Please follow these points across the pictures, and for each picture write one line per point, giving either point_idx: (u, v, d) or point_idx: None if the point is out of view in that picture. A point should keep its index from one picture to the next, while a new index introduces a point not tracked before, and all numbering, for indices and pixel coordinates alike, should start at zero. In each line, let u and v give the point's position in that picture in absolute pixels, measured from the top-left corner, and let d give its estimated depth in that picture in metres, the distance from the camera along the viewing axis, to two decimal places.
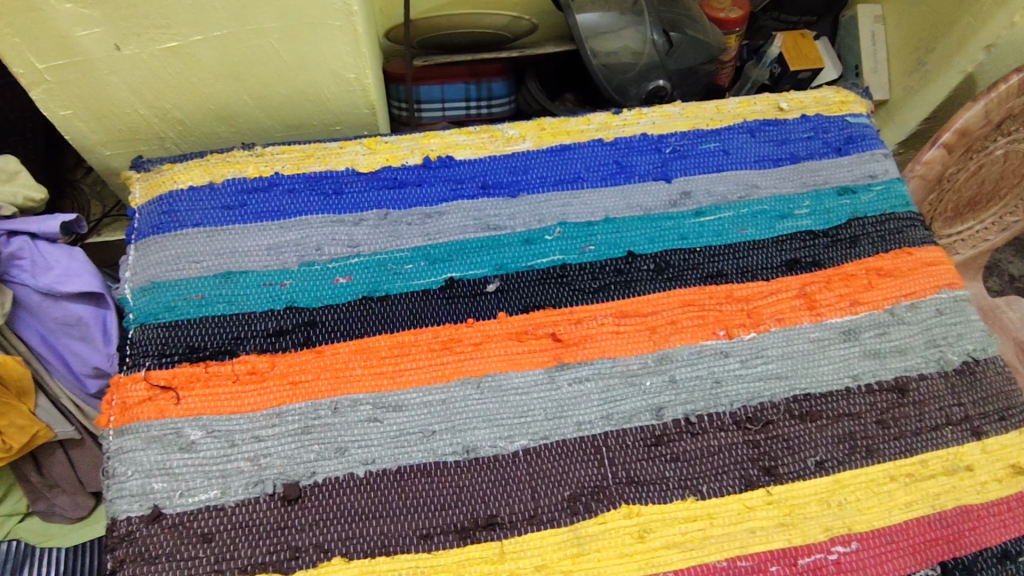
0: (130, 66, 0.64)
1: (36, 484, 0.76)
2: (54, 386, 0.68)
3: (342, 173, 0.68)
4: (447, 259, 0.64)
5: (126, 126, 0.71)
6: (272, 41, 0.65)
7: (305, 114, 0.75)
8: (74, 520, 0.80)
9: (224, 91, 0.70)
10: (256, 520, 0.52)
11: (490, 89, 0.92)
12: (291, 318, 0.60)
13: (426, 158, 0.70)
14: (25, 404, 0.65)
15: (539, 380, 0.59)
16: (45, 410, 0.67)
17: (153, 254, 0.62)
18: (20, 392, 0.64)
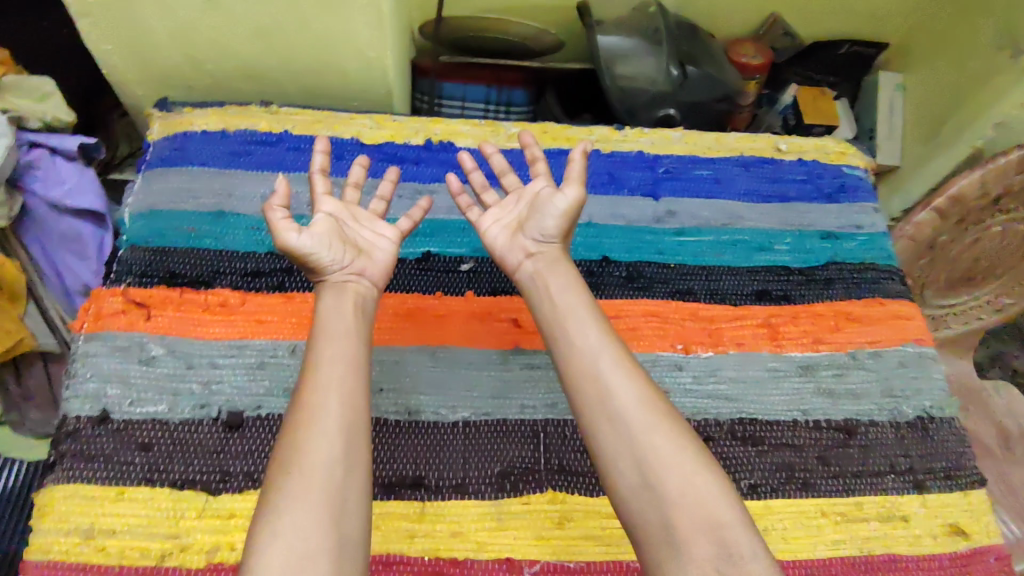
0: (170, 13, 0.69)
1: (13, 391, 0.81)
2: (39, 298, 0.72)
3: (347, 141, 0.72)
4: (428, 234, 0.67)
5: (160, 69, 0.76)
6: (303, 10, 0.69)
7: (326, 84, 0.80)
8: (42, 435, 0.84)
9: (253, 51, 0.74)
10: (193, 440, 0.54)
11: (510, 95, 0.96)
12: (270, 263, 0.63)
13: (428, 140, 0.73)
14: (14, 308, 0.68)
15: (492, 360, 0.60)
16: (33, 318, 0.71)
17: (157, 185, 0.66)
18: (12, 296, 0.68)
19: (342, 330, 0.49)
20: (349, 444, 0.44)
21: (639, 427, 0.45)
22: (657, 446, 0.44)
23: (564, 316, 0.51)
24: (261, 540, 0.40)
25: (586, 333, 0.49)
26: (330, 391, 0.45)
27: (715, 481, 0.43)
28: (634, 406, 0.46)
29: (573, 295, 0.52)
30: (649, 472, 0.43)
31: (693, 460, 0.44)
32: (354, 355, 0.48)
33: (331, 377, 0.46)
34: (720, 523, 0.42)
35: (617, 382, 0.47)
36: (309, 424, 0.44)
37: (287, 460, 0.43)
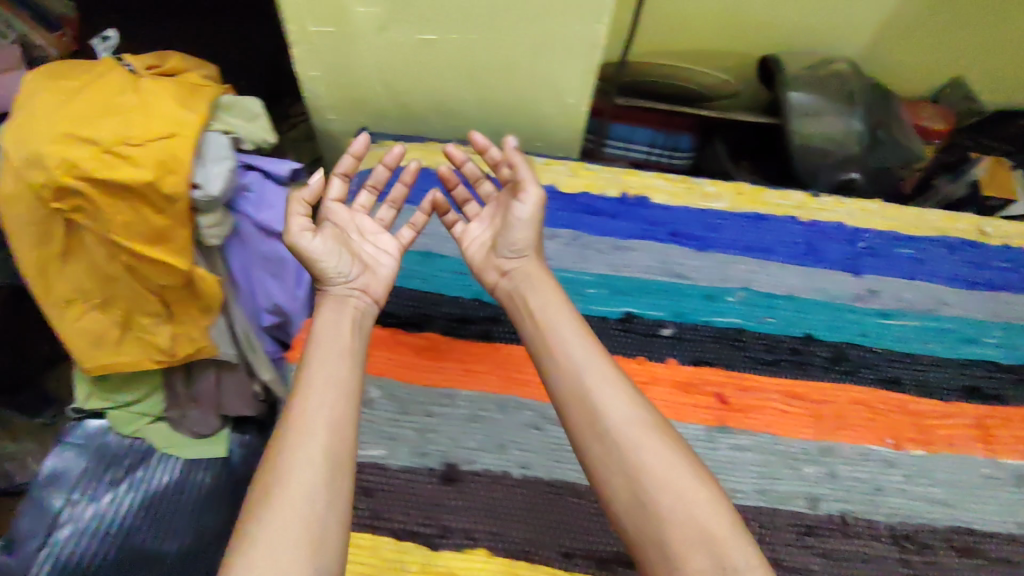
0: (385, 47, 0.70)
1: (180, 392, 0.85)
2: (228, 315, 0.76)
3: (544, 189, 0.71)
4: (629, 294, 0.65)
5: (357, 97, 0.77)
6: (516, 55, 0.69)
7: (515, 125, 0.78)
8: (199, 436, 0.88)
9: (453, 89, 0.74)
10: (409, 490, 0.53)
11: (676, 141, 0.94)
12: (476, 309, 0.63)
13: (624, 194, 0.72)
14: (206, 318, 0.75)
15: (699, 436, 0.58)
16: (218, 331, 0.76)
17: (367, 220, 0.69)
18: (205, 307, 0.74)
19: (337, 347, 0.51)
20: (329, 457, 0.45)
21: (630, 444, 0.44)
22: (651, 467, 0.43)
23: (558, 338, 0.51)
24: (243, 548, 0.40)
25: (573, 353, 0.50)
26: (319, 407, 0.47)
27: (705, 493, 0.42)
28: (622, 421, 0.45)
29: (568, 316, 0.52)
30: (638, 493, 0.43)
31: (689, 472, 0.43)
32: (343, 376, 0.49)
33: (321, 398, 0.47)
34: (713, 540, 0.40)
35: (606, 397, 0.47)
36: (298, 439, 0.45)
37: (274, 472, 0.44)
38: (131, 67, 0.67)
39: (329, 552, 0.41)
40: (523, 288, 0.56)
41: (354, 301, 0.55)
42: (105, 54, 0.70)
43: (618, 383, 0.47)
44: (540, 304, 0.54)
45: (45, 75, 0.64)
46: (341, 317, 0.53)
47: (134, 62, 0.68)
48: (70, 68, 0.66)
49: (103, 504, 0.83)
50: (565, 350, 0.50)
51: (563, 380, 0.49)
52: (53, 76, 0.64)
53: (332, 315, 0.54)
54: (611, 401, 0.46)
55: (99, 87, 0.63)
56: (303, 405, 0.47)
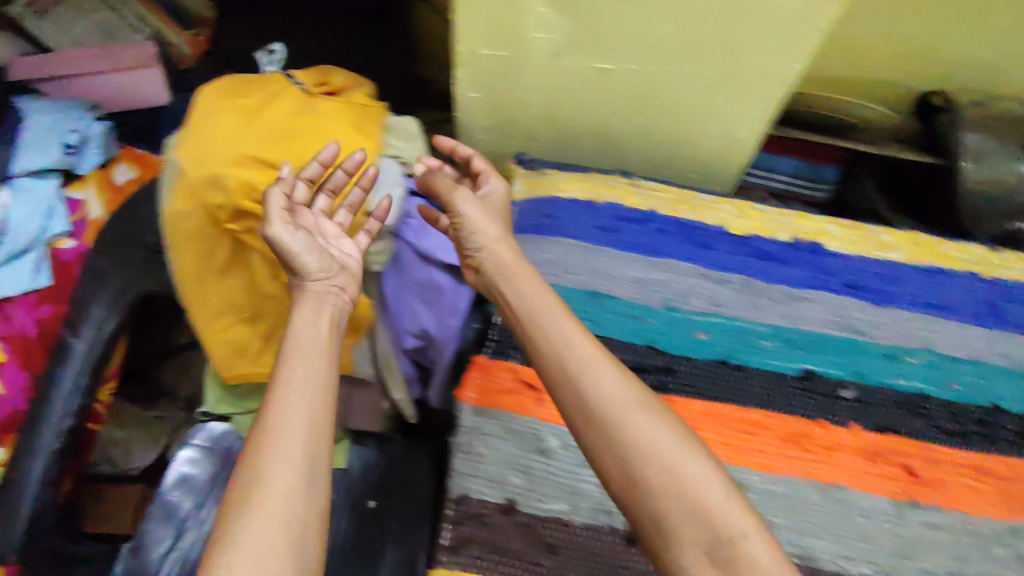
0: (557, 73, 0.67)
1: None
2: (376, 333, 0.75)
3: (712, 229, 0.68)
4: (806, 349, 0.62)
5: (512, 117, 0.75)
6: (695, 88, 0.66)
7: (674, 155, 0.75)
8: None
9: (617, 116, 0.71)
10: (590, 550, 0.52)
11: (821, 172, 0.90)
12: (650, 358, 0.60)
13: (796, 239, 0.68)
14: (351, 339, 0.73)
15: (886, 511, 0.56)
16: (361, 351, 0.75)
17: (528, 253, 0.66)
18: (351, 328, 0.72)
19: (314, 350, 0.51)
20: (313, 455, 0.46)
21: (617, 428, 0.46)
22: (642, 444, 0.46)
23: (541, 325, 0.53)
24: (227, 547, 0.41)
25: (559, 342, 0.51)
26: (294, 402, 0.47)
27: (699, 469, 0.44)
28: (608, 405, 0.48)
29: (543, 297, 0.55)
30: (632, 474, 0.45)
31: (678, 446, 0.46)
32: (315, 354, 0.51)
33: (296, 396, 0.48)
34: (708, 517, 0.43)
35: (595, 380, 0.49)
36: (280, 437, 0.46)
37: (253, 468, 0.44)
38: (301, 83, 0.66)
39: (312, 545, 0.43)
40: (500, 281, 0.58)
41: (332, 300, 0.56)
42: (269, 70, 0.67)
43: (605, 366, 0.49)
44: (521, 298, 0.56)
45: (217, 90, 0.63)
46: (317, 316, 0.54)
47: (301, 78, 0.67)
48: (241, 82, 0.64)
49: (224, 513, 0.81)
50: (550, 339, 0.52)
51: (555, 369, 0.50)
52: (227, 91, 0.63)
53: (309, 310, 0.54)
54: (601, 383, 0.48)
55: (277, 108, 0.63)
56: (281, 399, 0.47)
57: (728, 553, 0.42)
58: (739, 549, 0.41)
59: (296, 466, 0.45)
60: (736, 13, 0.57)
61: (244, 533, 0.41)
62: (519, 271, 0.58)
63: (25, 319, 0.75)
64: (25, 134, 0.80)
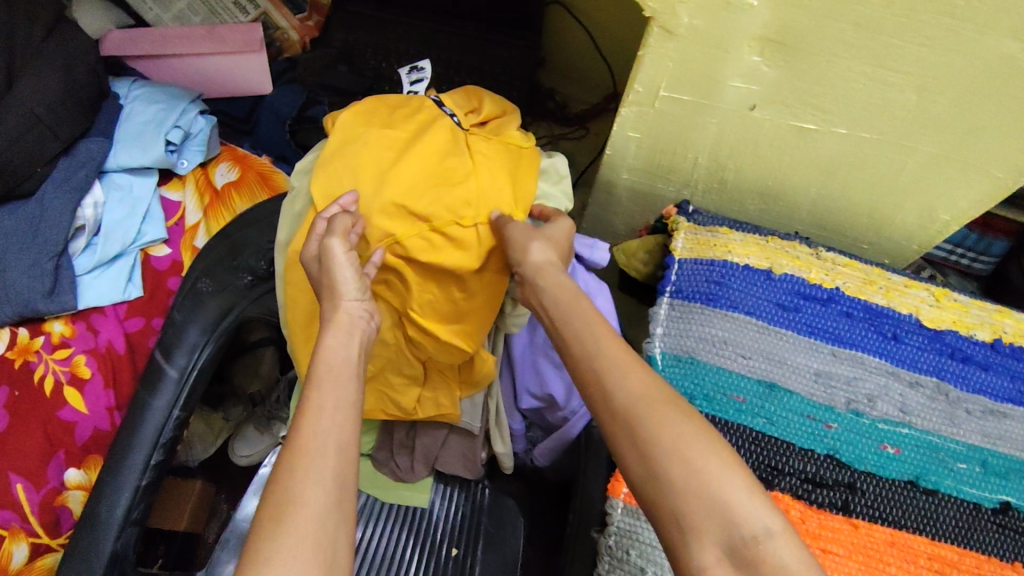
0: (742, 125, 0.60)
1: (397, 437, 0.78)
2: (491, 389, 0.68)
3: (904, 318, 0.60)
4: (1005, 476, 0.56)
5: (670, 164, 0.67)
6: (904, 160, 0.58)
7: (848, 223, 0.67)
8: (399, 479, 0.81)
9: (796, 177, 0.64)
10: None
11: (989, 245, 0.80)
12: (833, 471, 0.54)
13: (998, 339, 0.60)
14: (462, 392, 0.67)
15: None
16: (470, 404, 0.68)
17: (697, 326, 0.59)
18: (464, 381, 0.66)
19: (346, 370, 0.47)
20: (341, 477, 0.42)
21: (638, 425, 0.42)
22: (663, 438, 0.41)
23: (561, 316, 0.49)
24: (253, 570, 0.37)
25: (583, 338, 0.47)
26: (326, 422, 0.44)
27: (729, 472, 0.40)
28: (631, 403, 0.43)
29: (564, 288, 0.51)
30: (650, 470, 0.40)
31: (703, 445, 0.41)
32: (351, 360, 0.48)
33: (328, 416, 0.44)
34: (732, 520, 0.38)
35: (617, 377, 0.44)
36: (309, 459, 0.42)
37: (283, 490, 0.40)
38: (455, 116, 0.59)
39: (341, 567, 0.39)
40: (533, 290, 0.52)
41: (363, 325, 0.51)
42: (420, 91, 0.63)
43: (630, 366, 0.45)
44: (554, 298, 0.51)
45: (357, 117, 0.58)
46: (348, 339, 0.49)
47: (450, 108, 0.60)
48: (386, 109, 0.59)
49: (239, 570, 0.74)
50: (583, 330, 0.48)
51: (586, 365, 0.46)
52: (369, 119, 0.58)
53: (344, 330, 0.49)
54: (624, 382, 0.44)
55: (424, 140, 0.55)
56: (309, 416, 0.44)
57: (750, 554, 0.37)
58: (765, 551, 0.37)
59: (330, 488, 0.41)
60: (991, 84, 0.50)
61: (271, 562, 0.37)
62: (558, 284, 0.51)
63: (113, 331, 0.69)
64: (124, 124, 0.74)
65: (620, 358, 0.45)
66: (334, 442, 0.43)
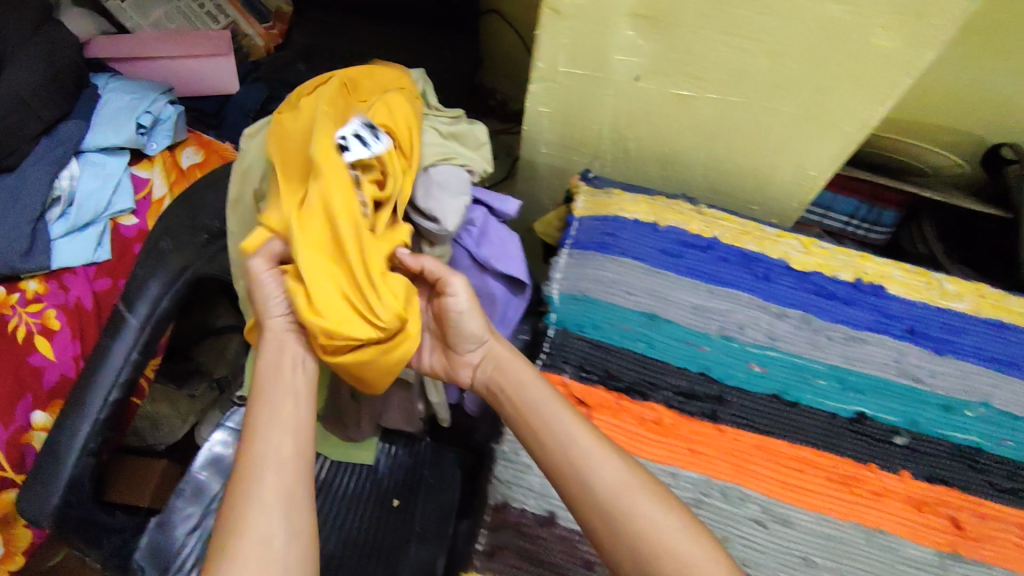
0: (632, 96, 0.68)
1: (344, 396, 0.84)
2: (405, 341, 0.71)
3: (775, 262, 0.67)
4: (862, 391, 0.62)
5: (581, 137, 0.75)
6: (774, 122, 0.66)
7: (737, 187, 0.76)
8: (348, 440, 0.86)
9: (687, 143, 0.72)
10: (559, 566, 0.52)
11: (880, 215, 0.89)
12: (703, 386, 0.60)
13: (859, 279, 0.67)
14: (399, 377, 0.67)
15: (932, 563, 0.55)
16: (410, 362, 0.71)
17: (591, 270, 0.65)
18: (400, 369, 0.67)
19: (283, 389, 0.51)
20: (286, 493, 0.46)
21: (620, 514, 0.46)
22: (648, 520, 0.46)
23: (539, 421, 0.52)
24: None
25: (562, 425, 0.51)
26: (266, 457, 0.47)
27: (691, 538, 0.45)
28: (611, 492, 0.47)
29: (534, 386, 0.54)
30: (641, 556, 0.45)
31: (673, 519, 0.46)
32: (294, 383, 0.52)
33: (268, 436, 0.48)
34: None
35: (594, 466, 0.48)
36: (258, 497, 0.45)
37: (236, 530, 0.44)
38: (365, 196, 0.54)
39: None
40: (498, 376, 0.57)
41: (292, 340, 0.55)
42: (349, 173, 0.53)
43: (603, 454, 0.49)
44: (517, 384, 0.55)
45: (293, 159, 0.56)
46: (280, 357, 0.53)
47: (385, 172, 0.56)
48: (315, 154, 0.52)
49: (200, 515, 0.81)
50: (561, 422, 0.51)
51: (567, 452, 0.49)
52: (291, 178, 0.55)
53: (274, 347, 0.54)
54: (600, 471, 0.48)
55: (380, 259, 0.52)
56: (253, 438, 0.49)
57: None
58: None
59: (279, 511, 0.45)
60: (831, 48, 0.57)
61: None
62: (510, 363, 0.56)
63: (82, 289, 0.77)
64: (100, 111, 0.83)
65: (591, 444, 0.50)
66: (275, 466, 0.47)
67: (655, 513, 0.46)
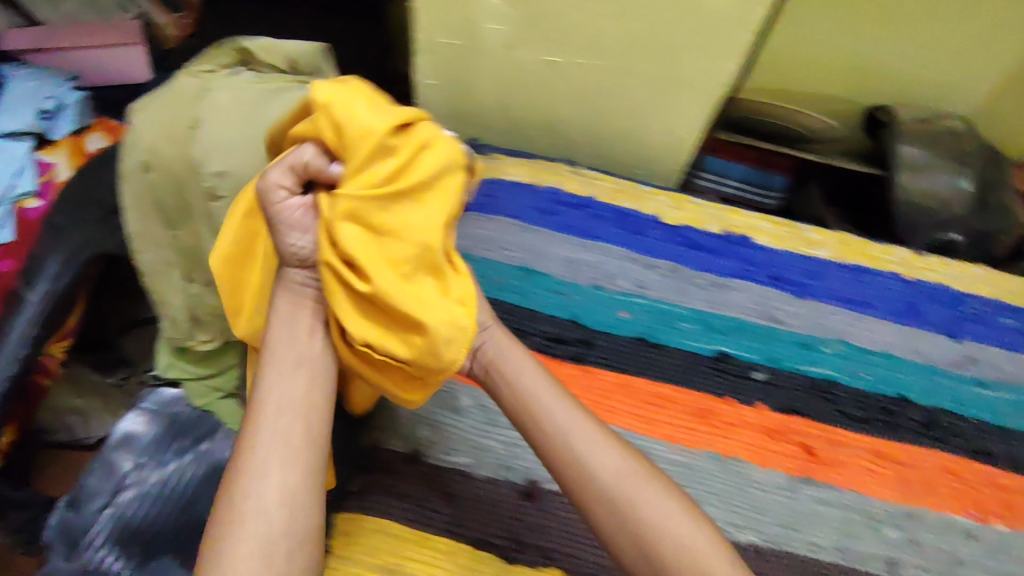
0: (508, 66, 0.71)
1: None
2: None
3: (646, 217, 0.71)
4: (723, 332, 0.65)
5: (468, 110, 0.78)
6: (638, 84, 0.70)
7: (618, 155, 0.79)
8: None
9: (566, 112, 0.75)
10: (446, 510, 0.54)
11: (770, 180, 0.92)
12: (571, 332, 0.63)
13: (726, 232, 0.71)
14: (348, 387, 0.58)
15: (782, 486, 0.57)
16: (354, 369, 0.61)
17: (470, 229, 0.68)
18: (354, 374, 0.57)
19: (291, 360, 0.44)
20: (287, 492, 0.39)
21: (627, 501, 0.43)
22: (659, 512, 0.43)
23: (537, 405, 0.48)
24: None
25: (557, 414, 0.47)
26: (269, 447, 0.40)
27: (706, 535, 0.43)
28: (614, 479, 0.44)
29: (533, 376, 0.50)
30: (642, 547, 0.42)
31: (687, 518, 0.43)
32: (316, 359, 0.44)
33: (280, 424, 0.41)
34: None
35: (595, 454, 0.45)
36: (262, 496, 0.38)
37: (230, 530, 0.37)
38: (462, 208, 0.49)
39: None
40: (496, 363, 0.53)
41: (316, 299, 0.46)
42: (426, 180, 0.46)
43: (601, 441, 0.46)
44: (513, 369, 0.51)
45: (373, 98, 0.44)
46: (296, 323, 0.45)
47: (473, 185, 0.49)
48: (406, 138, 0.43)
49: (169, 471, 0.73)
50: (566, 410, 0.47)
51: (569, 438, 0.46)
52: (374, 127, 0.41)
53: (288, 315, 0.45)
54: (604, 458, 0.45)
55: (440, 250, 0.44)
56: (268, 418, 0.41)
57: None
58: None
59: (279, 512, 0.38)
60: (674, 9, 0.62)
61: None
62: (512, 347, 0.53)
63: None
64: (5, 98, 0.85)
65: (593, 433, 0.46)
66: (280, 459, 0.40)
67: (659, 500, 0.44)
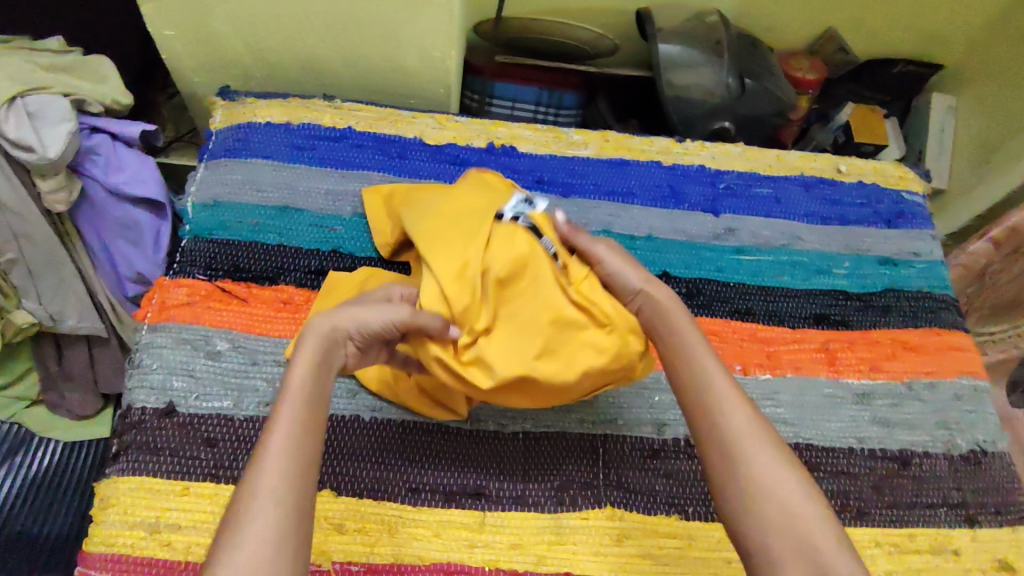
0: (240, 3, 0.67)
1: (52, 372, 0.77)
2: (15, 253, 0.65)
3: (410, 140, 0.71)
4: None
5: (219, 57, 0.74)
6: (375, 6, 0.67)
7: (387, 83, 0.78)
8: (78, 418, 0.80)
9: (318, 46, 0.73)
10: (420, 459, 0.55)
11: (561, 98, 0.94)
12: (334, 261, 0.63)
13: (490, 144, 0.73)
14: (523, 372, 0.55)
15: None
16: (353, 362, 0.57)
17: (221, 176, 0.66)
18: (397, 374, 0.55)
19: (312, 391, 0.40)
20: (294, 523, 0.36)
21: (741, 462, 0.42)
22: (766, 471, 0.41)
23: (690, 356, 0.46)
24: None
25: (709, 368, 0.45)
26: (279, 470, 0.37)
27: (822, 512, 0.40)
28: (739, 436, 0.42)
29: (693, 330, 0.48)
30: (753, 503, 0.40)
31: (791, 475, 0.41)
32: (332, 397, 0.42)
33: (287, 449, 0.38)
34: (823, 563, 0.38)
35: (727, 412, 0.43)
36: (266, 521, 0.35)
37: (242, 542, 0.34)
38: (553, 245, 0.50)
39: None
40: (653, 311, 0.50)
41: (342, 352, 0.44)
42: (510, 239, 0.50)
43: (737, 400, 0.44)
44: (672, 323, 0.48)
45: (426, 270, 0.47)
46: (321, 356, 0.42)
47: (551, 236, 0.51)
48: (471, 271, 0.46)
49: None
50: (709, 364, 0.46)
51: (710, 392, 0.44)
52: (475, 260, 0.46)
53: (318, 351, 0.42)
54: (735, 416, 0.43)
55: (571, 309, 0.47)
56: (277, 443, 0.38)
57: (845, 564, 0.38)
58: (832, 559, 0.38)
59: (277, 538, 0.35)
60: None
61: None
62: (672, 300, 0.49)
63: None
64: None
65: (732, 392, 0.44)
66: (290, 482, 0.37)
67: (778, 466, 0.41)
